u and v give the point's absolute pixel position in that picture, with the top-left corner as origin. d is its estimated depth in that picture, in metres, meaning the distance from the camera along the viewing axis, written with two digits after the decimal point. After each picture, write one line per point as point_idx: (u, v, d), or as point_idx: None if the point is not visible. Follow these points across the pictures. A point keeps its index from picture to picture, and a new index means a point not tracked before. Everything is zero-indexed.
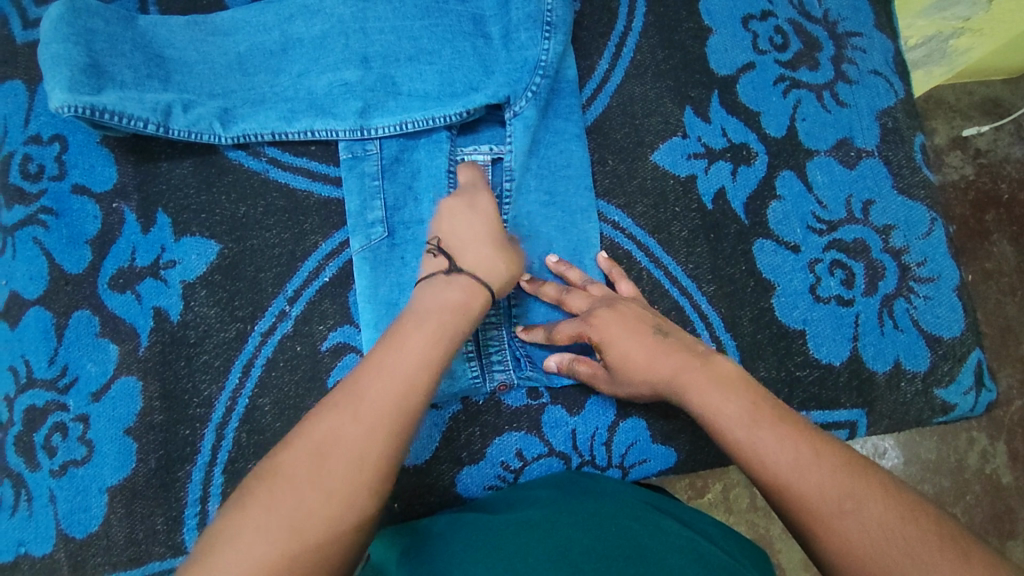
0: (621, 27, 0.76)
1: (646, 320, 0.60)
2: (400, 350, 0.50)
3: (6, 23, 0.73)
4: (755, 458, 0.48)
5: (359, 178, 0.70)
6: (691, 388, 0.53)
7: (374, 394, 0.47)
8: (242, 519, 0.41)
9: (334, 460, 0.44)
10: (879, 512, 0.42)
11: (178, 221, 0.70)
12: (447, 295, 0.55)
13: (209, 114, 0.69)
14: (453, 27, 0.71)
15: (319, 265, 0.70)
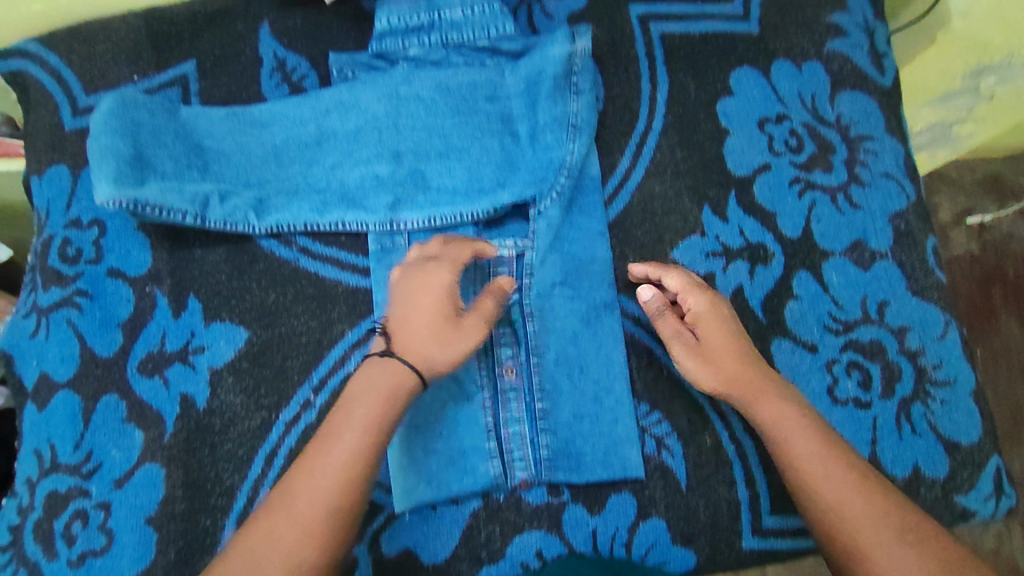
0: (642, 127, 0.79)
1: (742, 342, 0.66)
2: (329, 446, 0.56)
3: (56, 110, 0.76)
4: (822, 477, 0.59)
5: (388, 270, 0.72)
6: (767, 404, 0.63)
7: (307, 501, 0.54)
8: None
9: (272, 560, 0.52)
10: (923, 552, 0.54)
11: (209, 306, 0.71)
12: (375, 377, 0.59)
13: (244, 206, 0.71)
14: (482, 125, 0.74)
15: (345, 354, 0.71)
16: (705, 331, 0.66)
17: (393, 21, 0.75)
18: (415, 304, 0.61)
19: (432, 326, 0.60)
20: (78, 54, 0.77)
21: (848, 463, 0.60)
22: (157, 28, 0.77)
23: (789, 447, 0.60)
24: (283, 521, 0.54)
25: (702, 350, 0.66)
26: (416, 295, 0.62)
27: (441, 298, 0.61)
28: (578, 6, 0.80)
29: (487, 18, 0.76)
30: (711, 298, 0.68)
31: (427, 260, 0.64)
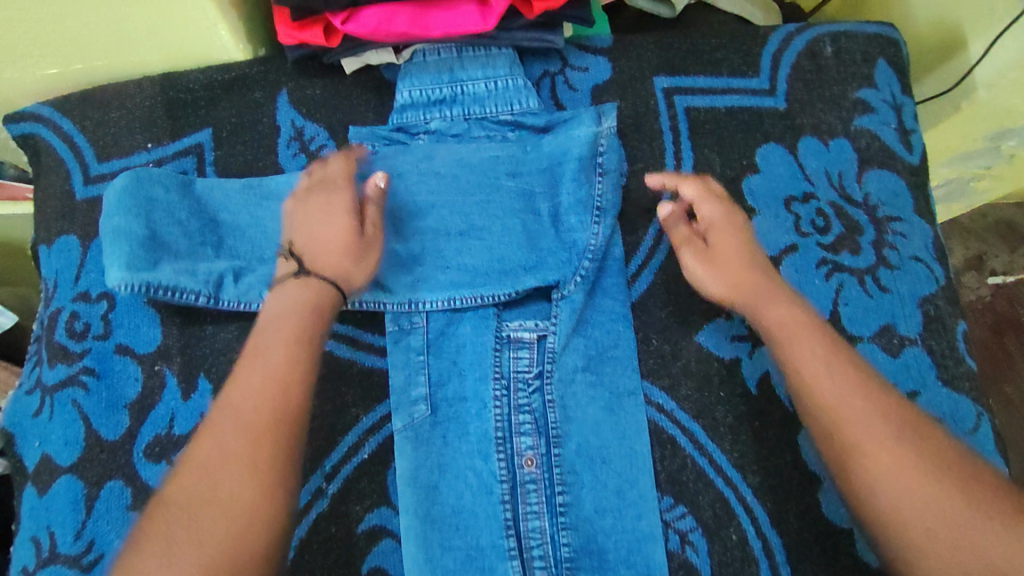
0: (665, 204, 0.77)
1: (744, 227, 0.68)
2: (260, 356, 0.58)
3: (67, 177, 0.74)
4: (810, 370, 0.59)
5: (405, 352, 0.70)
6: (762, 306, 0.64)
7: (249, 413, 0.55)
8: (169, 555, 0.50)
9: (227, 492, 0.52)
10: (914, 453, 0.55)
11: (220, 386, 0.69)
12: (291, 298, 0.61)
13: (258, 282, 0.68)
14: (504, 203, 0.72)
15: (359, 440, 0.69)
16: (716, 236, 0.68)
17: (415, 93, 0.73)
18: (317, 220, 0.64)
19: (328, 240, 0.63)
20: (91, 120, 0.75)
21: (870, 398, 0.57)
22: (173, 96, 0.75)
23: (796, 359, 0.60)
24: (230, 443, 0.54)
25: (712, 230, 0.68)
26: (319, 209, 0.65)
27: (342, 211, 0.64)
28: (603, 79, 0.79)
29: (511, 93, 0.74)
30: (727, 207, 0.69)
31: (312, 188, 0.67)
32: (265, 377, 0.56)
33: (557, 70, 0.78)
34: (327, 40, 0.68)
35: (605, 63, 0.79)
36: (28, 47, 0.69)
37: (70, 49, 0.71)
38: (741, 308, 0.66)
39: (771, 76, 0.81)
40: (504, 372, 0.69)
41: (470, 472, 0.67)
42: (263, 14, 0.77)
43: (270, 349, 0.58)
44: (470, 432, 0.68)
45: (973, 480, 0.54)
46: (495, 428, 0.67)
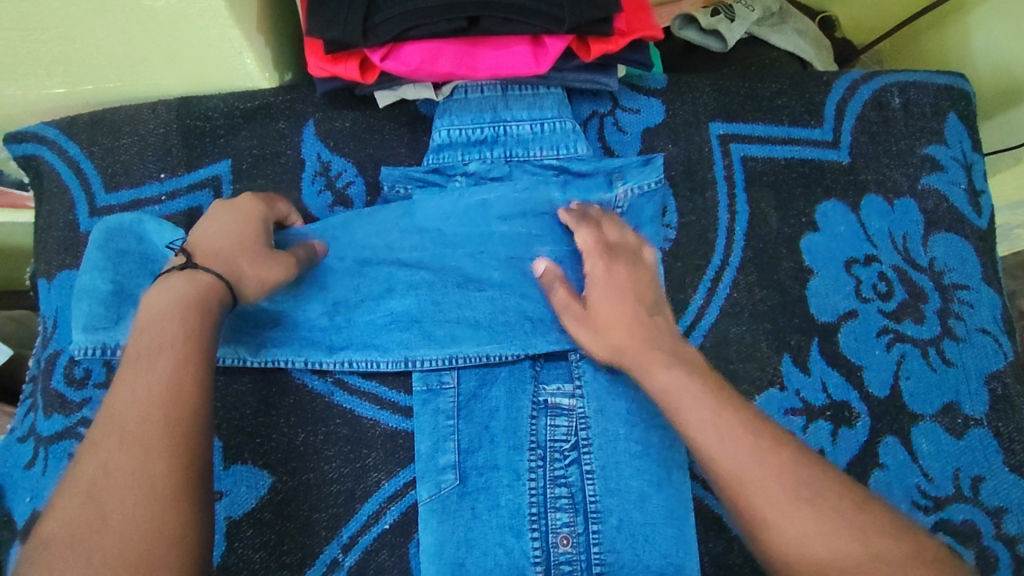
0: (717, 260, 0.72)
1: (643, 289, 0.61)
2: (149, 360, 0.49)
3: (72, 206, 0.68)
4: (712, 449, 0.50)
5: (433, 416, 0.63)
6: (654, 366, 0.56)
7: (135, 422, 0.46)
8: (84, 531, 0.43)
9: (113, 518, 0.43)
10: (826, 502, 0.47)
11: (230, 444, 0.62)
12: (184, 288, 0.53)
13: (269, 334, 0.64)
14: (497, 253, 0.67)
15: (380, 508, 0.62)
16: (598, 298, 0.61)
17: (454, 133, 0.67)
18: (232, 237, 0.57)
19: (236, 244, 0.57)
20: (101, 146, 0.69)
21: (771, 460, 0.48)
22: (189, 123, 0.69)
23: (693, 427, 0.52)
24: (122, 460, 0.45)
25: (609, 284, 0.61)
26: (223, 223, 0.58)
27: (245, 221, 0.59)
28: (654, 122, 0.74)
29: (558, 136, 0.68)
30: (611, 259, 0.62)
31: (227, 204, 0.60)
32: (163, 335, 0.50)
33: (606, 111, 0.73)
34: (362, 75, 0.62)
35: (658, 105, 0.74)
36: (32, 66, 0.63)
37: (79, 70, 0.65)
38: (631, 364, 0.58)
39: (835, 127, 0.76)
40: (540, 441, 0.63)
41: (499, 549, 0.60)
42: (294, 37, 0.71)
43: (159, 340, 0.50)
44: (501, 504, 0.61)
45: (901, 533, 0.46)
46: (528, 502, 0.61)
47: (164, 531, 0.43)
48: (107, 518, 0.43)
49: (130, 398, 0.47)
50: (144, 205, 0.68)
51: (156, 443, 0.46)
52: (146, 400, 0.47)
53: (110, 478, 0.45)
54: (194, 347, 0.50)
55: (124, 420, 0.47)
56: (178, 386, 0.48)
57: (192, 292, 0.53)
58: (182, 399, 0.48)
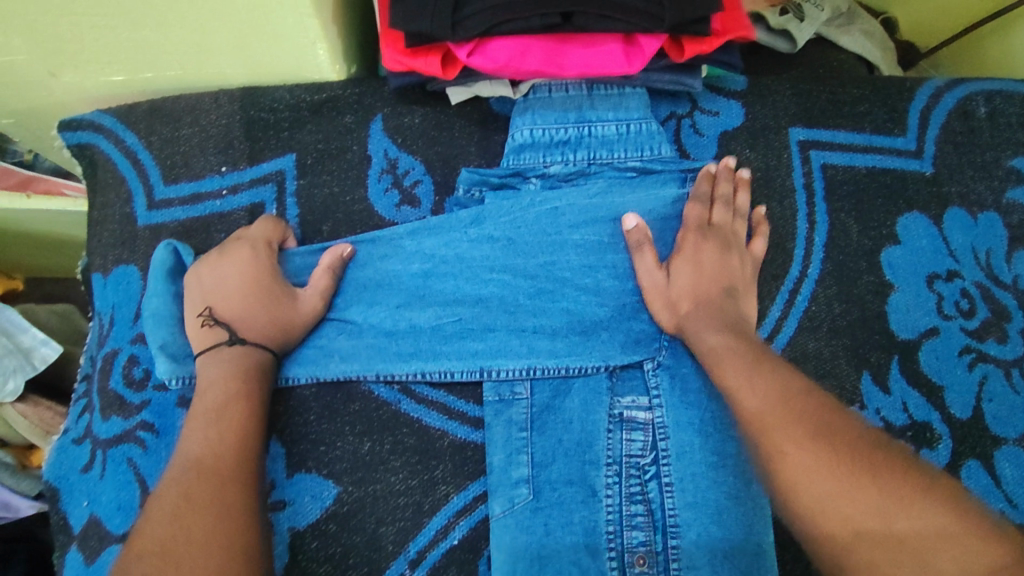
0: (796, 272, 0.69)
1: (728, 275, 0.62)
2: (217, 410, 0.54)
3: (129, 198, 0.66)
4: (741, 387, 0.54)
5: (506, 427, 0.61)
6: (700, 330, 0.59)
7: (212, 458, 0.52)
8: (173, 542, 0.48)
9: (195, 532, 0.48)
10: (846, 441, 0.47)
11: (293, 451, 0.60)
12: (230, 352, 0.57)
13: (333, 345, 0.62)
14: (575, 260, 0.64)
15: (449, 523, 0.60)
16: (674, 270, 0.62)
17: (536, 132, 0.66)
18: (256, 300, 0.58)
19: (267, 304, 0.59)
20: (160, 136, 0.66)
21: (796, 402, 0.51)
22: (253, 115, 0.66)
23: (728, 375, 0.55)
24: (202, 489, 0.50)
25: (696, 261, 0.62)
26: (234, 277, 0.59)
27: (255, 266, 0.59)
28: (733, 125, 0.71)
29: (643, 137, 0.67)
30: (702, 232, 0.63)
31: (227, 250, 0.60)
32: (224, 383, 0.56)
33: (684, 113, 0.70)
34: (443, 70, 0.59)
35: (737, 108, 0.71)
36: (95, 52, 0.60)
37: (140, 57, 0.62)
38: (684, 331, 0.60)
39: (918, 136, 0.73)
40: (615, 456, 0.61)
41: (575, 568, 0.57)
42: (363, 26, 0.67)
43: (225, 394, 0.55)
44: (575, 521, 0.59)
45: (923, 483, 0.45)
46: (605, 521, 0.59)
47: (240, 545, 0.48)
48: (191, 533, 0.48)
49: (204, 440, 0.53)
50: (204, 199, 0.65)
51: (230, 477, 0.51)
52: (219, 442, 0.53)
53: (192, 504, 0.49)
54: (252, 388, 0.56)
55: (200, 456, 0.52)
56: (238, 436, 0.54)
57: (243, 359, 0.57)
58: (247, 442, 0.54)
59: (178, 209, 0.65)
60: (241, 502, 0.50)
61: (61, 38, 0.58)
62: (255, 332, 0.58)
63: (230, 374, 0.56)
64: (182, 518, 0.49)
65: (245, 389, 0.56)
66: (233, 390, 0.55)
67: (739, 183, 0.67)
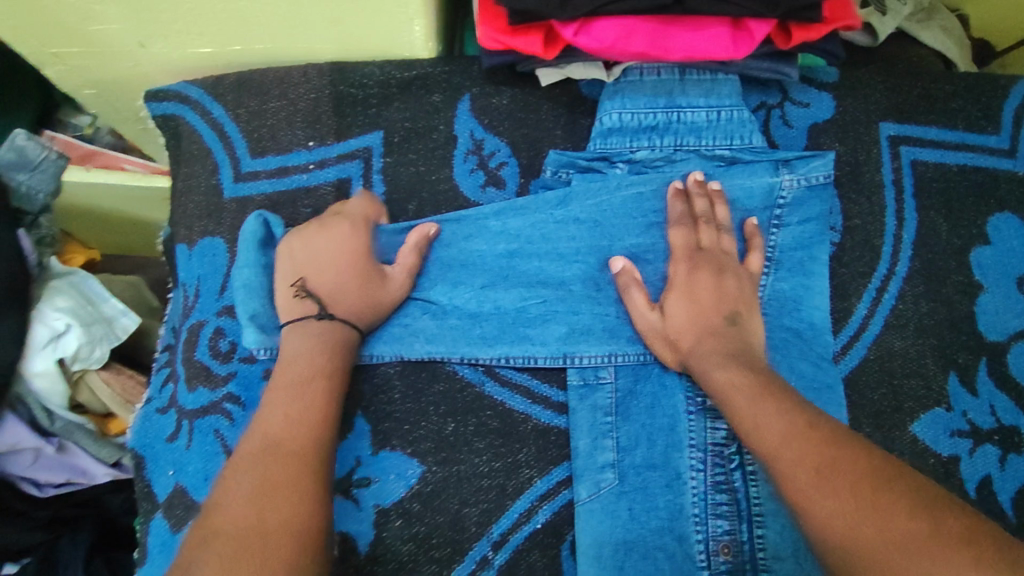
0: (883, 269, 0.68)
1: (728, 302, 0.59)
2: (297, 390, 0.53)
3: (215, 170, 0.65)
4: (774, 447, 0.51)
5: (591, 412, 0.61)
6: (717, 372, 0.56)
7: (291, 443, 0.50)
8: (234, 529, 0.45)
9: (269, 517, 0.46)
10: (902, 506, 0.44)
11: (378, 428, 0.60)
12: (316, 327, 0.56)
13: (419, 325, 0.61)
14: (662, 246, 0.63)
15: (532, 506, 0.60)
16: (670, 305, 0.59)
17: (625, 117, 0.64)
18: (350, 277, 0.58)
19: (359, 280, 0.58)
20: (247, 109, 0.66)
21: (840, 458, 0.48)
22: (343, 91, 0.65)
23: (757, 428, 0.53)
24: (279, 471, 0.48)
25: (691, 290, 0.59)
26: (330, 252, 0.58)
27: (354, 242, 0.59)
28: (823, 118, 0.69)
29: (734, 125, 0.65)
30: (693, 265, 0.60)
31: (325, 223, 0.60)
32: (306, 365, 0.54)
33: (775, 103, 0.69)
34: (544, 50, 0.58)
35: (829, 101, 0.70)
36: (187, 23, 0.60)
37: (229, 30, 0.61)
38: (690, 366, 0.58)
39: (1012, 135, 0.71)
40: (700, 443, 0.60)
41: (660, 552, 0.58)
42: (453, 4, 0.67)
43: (303, 379, 0.53)
44: (659, 506, 0.59)
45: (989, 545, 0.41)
46: (691, 505, 0.59)
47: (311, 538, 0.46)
48: (266, 518, 0.46)
49: (284, 421, 0.51)
50: (291, 173, 0.65)
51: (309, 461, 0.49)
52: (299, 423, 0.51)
53: (274, 486, 0.47)
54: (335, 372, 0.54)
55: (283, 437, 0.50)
56: (319, 419, 0.52)
57: (330, 336, 0.56)
58: (325, 424, 0.52)
59: (265, 182, 0.65)
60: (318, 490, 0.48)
61: (156, 7, 0.58)
62: (347, 308, 0.57)
63: (314, 354, 0.55)
64: (252, 503, 0.46)
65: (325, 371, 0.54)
66: (315, 373, 0.54)
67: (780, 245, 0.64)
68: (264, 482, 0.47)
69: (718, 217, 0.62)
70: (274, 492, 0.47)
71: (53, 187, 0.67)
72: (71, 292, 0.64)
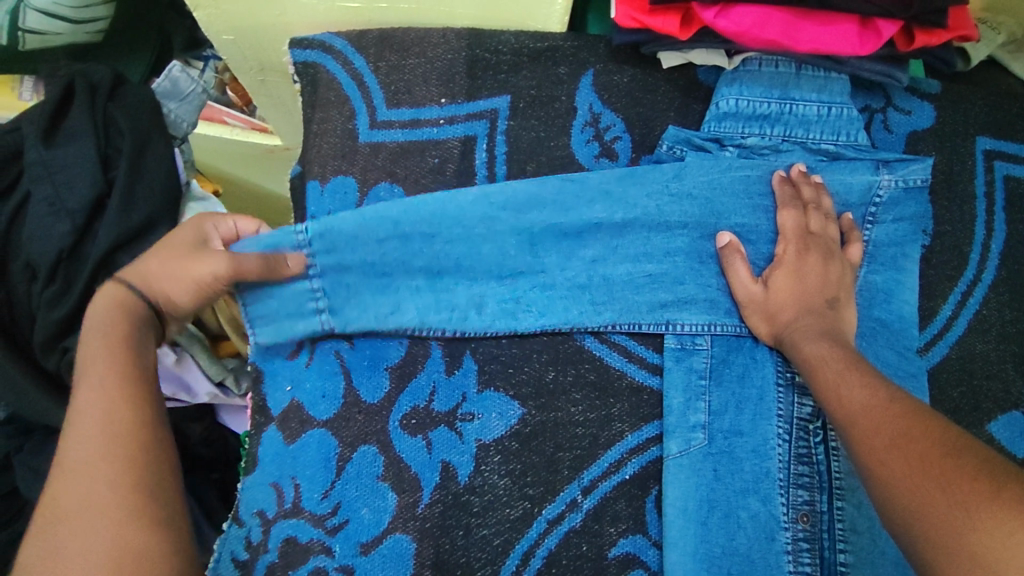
0: (971, 275, 0.71)
1: (830, 286, 0.63)
2: (79, 388, 0.54)
3: (352, 117, 0.71)
4: (851, 419, 0.53)
5: (685, 374, 0.64)
6: (805, 341, 0.60)
7: (104, 408, 0.53)
8: (66, 495, 0.49)
9: (87, 493, 0.49)
10: (971, 465, 0.44)
11: (484, 369, 0.64)
12: (112, 322, 0.59)
13: (532, 290, 0.65)
14: (762, 226, 0.67)
15: (622, 458, 0.63)
16: (774, 282, 0.63)
17: (741, 103, 0.68)
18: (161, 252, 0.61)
19: (159, 259, 0.61)
20: (387, 63, 0.71)
21: (911, 425, 0.49)
22: (478, 54, 0.69)
23: (843, 403, 0.55)
24: (77, 490, 0.49)
25: (799, 270, 0.63)
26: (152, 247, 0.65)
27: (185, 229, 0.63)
28: (923, 126, 0.73)
29: (842, 122, 0.69)
30: (802, 246, 0.64)
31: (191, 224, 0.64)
32: (105, 338, 0.57)
33: (879, 107, 0.72)
34: (678, 31, 0.62)
35: (930, 111, 0.73)
36: None
37: None
38: (782, 341, 0.62)
39: None
40: (787, 415, 0.63)
41: (744, 513, 0.61)
42: None
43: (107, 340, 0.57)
44: (744, 470, 0.62)
45: None
46: (777, 469, 0.62)
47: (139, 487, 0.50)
48: (79, 488, 0.49)
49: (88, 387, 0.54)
50: (423, 125, 0.70)
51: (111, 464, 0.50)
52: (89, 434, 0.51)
53: (77, 468, 0.50)
54: (120, 329, 0.58)
55: (74, 455, 0.50)
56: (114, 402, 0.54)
57: (124, 301, 0.60)
58: (120, 393, 0.54)
59: (397, 131, 0.70)
60: (130, 441, 0.52)
61: None
62: (151, 288, 0.61)
63: (114, 314, 0.59)
64: (76, 473, 0.50)
65: (124, 378, 0.55)
66: (108, 337, 0.57)
67: (852, 238, 0.67)
68: (87, 449, 0.51)
69: (823, 206, 0.66)
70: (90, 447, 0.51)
71: (194, 117, 0.81)
72: None
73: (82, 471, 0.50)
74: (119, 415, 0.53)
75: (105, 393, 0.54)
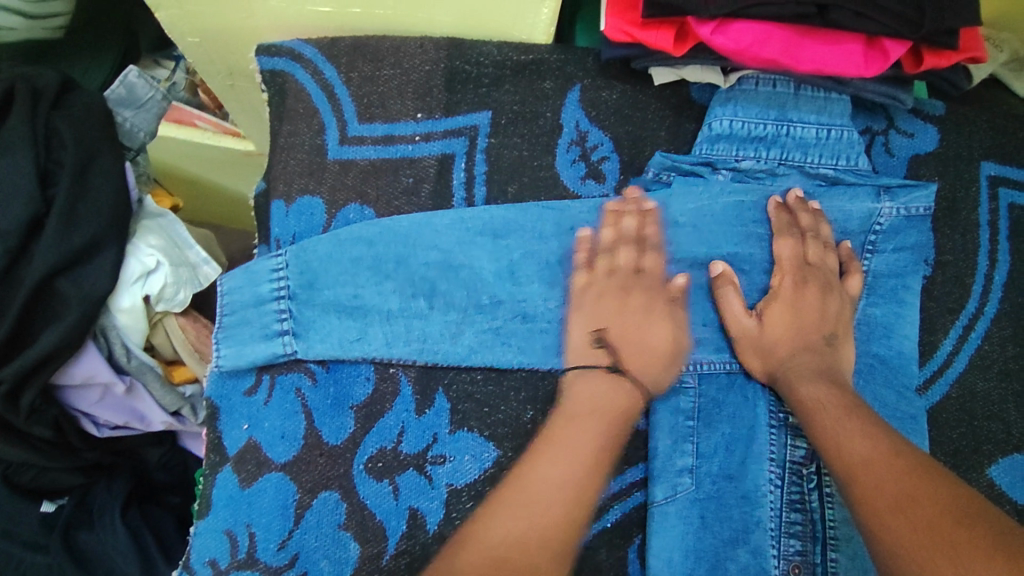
0: (973, 308, 0.67)
1: (824, 323, 0.60)
2: (556, 454, 0.54)
3: (321, 131, 0.67)
4: (849, 469, 0.49)
5: (672, 415, 0.59)
6: (801, 383, 0.56)
7: (558, 481, 0.52)
8: (506, 516, 0.50)
9: (528, 521, 0.50)
10: (985, 538, 0.41)
11: (458, 408, 0.59)
12: (599, 404, 0.57)
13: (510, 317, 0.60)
14: (756, 257, 0.63)
15: (604, 505, 0.59)
16: (768, 319, 0.60)
17: (736, 124, 0.64)
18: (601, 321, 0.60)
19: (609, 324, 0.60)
20: (360, 74, 0.66)
21: (917, 482, 0.46)
22: (457, 66, 0.64)
23: (839, 450, 0.51)
24: (504, 528, 0.50)
25: (795, 305, 0.61)
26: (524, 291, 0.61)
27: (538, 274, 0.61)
28: (925, 150, 0.69)
29: (842, 145, 0.65)
30: (800, 279, 0.61)
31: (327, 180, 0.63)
32: (582, 441, 0.55)
33: (881, 129, 0.69)
34: (673, 46, 0.58)
35: (933, 134, 0.69)
36: None
37: None
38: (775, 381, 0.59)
39: None
40: (779, 459, 0.59)
41: (733, 564, 0.57)
42: None
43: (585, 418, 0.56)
44: (733, 518, 0.58)
45: None
46: (768, 518, 0.58)
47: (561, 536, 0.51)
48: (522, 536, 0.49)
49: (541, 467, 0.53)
50: (397, 142, 0.65)
51: (555, 537, 0.50)
52: (550, 507, 0.51)
53: (514, 534, 0.49)
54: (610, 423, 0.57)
55: (513, 527, 0.50)
56: (566, 525, 0.51)
57: (608, 400, 0.57)
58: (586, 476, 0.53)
59: (370, 148, 0.65)
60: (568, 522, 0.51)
61: None
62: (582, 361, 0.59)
63: (593, 406, 0.57)
64: (517, 509, 0.51)
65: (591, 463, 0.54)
66: (583, 439, 0.55)
67: (851, 271, 0.64)
68: (522, 505, 0.51)
69: (822, 234, 0.62)
70: (537, 524, 0.50)
71: (152, 125, 0.76)
72: (164, 233, 0.70)
73: (523, 539, 0.49)
74: (556, 500, 0.52)
75: (577, 473, 0.53)
